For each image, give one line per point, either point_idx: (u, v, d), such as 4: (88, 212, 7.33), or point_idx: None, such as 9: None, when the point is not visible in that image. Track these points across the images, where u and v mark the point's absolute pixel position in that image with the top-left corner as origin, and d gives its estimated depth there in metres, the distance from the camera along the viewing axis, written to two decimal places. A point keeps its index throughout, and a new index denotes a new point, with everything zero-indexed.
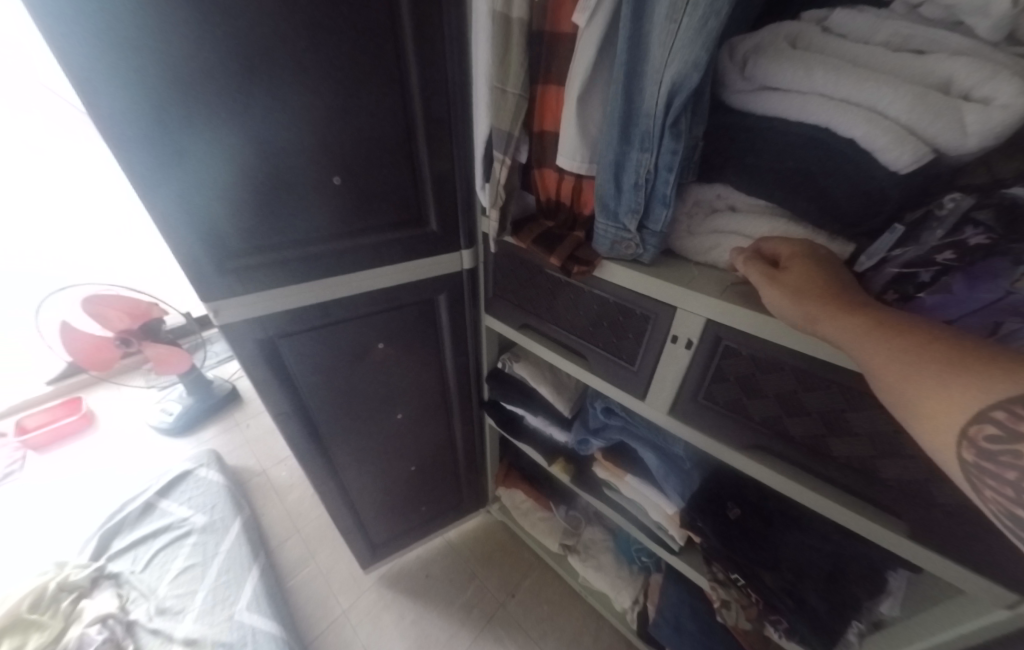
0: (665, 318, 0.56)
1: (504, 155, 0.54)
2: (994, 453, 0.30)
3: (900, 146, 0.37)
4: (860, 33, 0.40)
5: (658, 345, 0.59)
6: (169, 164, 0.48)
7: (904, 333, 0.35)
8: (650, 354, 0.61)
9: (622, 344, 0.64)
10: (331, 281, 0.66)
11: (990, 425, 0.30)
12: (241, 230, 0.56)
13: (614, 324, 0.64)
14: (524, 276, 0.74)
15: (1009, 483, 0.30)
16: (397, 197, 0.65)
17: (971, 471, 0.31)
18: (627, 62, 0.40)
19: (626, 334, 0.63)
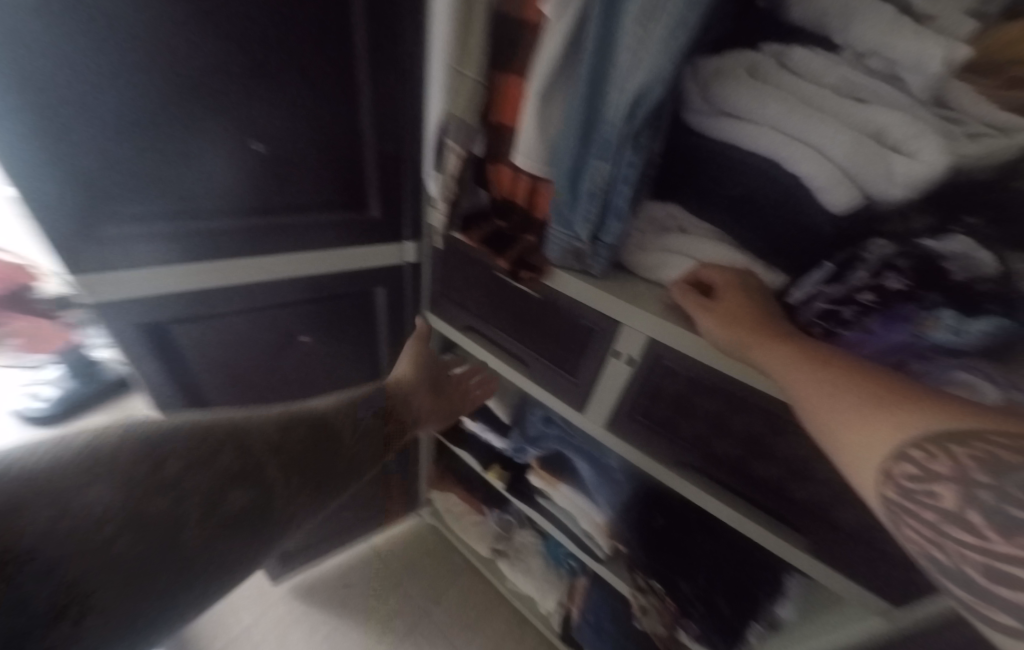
0: (611, 333, 0.55)
1: (458, 145, 0.49)
2: (913, 493, 0.28)
3: (839, 188, 0.38)
4: (812, 74, 0.41)
5: (599, 358, 0.59)
6: (25, 97, 0.37)
7: (823, 362, 0.35)
8: (592, 369, 0.60)
9: (565, 355, 0.63)
10: (247, 263, 0.58)
11: (909, 463, 0.28)
12: (138, 196, 0.46)
13: (558, 334, 0.62)
14: (470, 275, 0.70)
15: (929, 524, 0.27)
16: (333, 177, 0.59)
17: (892, 508, 0.29)
18: (592, 64, 0.38)
19: (570, 346, 0.61)
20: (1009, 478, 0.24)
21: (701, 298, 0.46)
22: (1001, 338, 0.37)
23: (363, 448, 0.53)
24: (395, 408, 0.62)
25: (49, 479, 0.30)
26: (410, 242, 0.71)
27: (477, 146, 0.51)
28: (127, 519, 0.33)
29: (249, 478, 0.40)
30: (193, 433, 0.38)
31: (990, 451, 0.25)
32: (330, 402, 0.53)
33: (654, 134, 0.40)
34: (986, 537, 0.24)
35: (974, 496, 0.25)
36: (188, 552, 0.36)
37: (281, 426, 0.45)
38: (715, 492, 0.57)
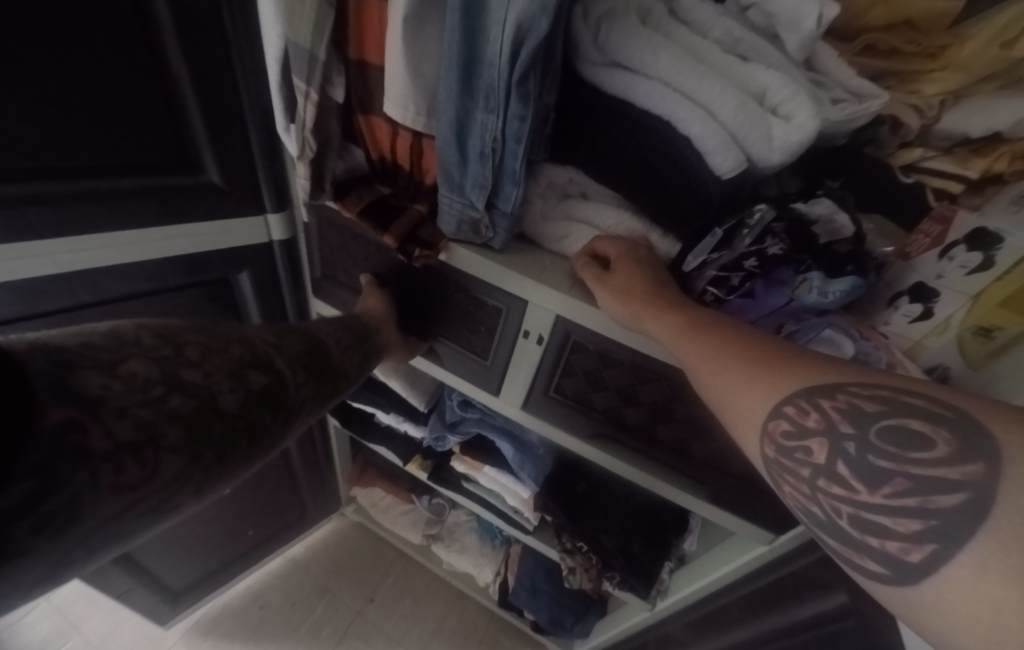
0: (516, 312, 0.51)
1: (308, 87, 0.39)
2: (791, 450, 0.28)
3: (725, 150, 0.38)
4: (700, 25, 0.39)
5: (510, 337, 0.54)
6: None
7: (711, 330, 0.35)
8: (502, 349, 0.56)
9: (474, 338, 0.59)
10: (11, 253, 0.39)
11: (785, 420, 0.28)
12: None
13: (464, 314, 0.57)
14: (358, 252, 0.61)
15: (805, 480, 0.27)
16: (144, 130, 0.43)
17: (772, 464, 0.29)
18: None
19: (478, 328, 0.57)
20: (872, 428, 0.25)
21: (601, 271, 0.44)
22: (854, 295, 0.40)
23: (357, 365, 0.50)
24: (367, 338, 0.53)
25: (85, 343, 0.26)
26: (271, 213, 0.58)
27: (339, 94, 0.43)
28: (168, 382, 0.29)
29: (273, 371, 0.37)
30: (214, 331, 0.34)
31: (853, 403, 0.26)
32: (316, 322, 0.48)
33: (543, 83, 0.35)
34: (854, 490, 0.24)
35: (840, 449, 0.26)
36: (233, 423, 0.32)
37: (281, 334, 0.41)
38: (628, 457, 0.59)
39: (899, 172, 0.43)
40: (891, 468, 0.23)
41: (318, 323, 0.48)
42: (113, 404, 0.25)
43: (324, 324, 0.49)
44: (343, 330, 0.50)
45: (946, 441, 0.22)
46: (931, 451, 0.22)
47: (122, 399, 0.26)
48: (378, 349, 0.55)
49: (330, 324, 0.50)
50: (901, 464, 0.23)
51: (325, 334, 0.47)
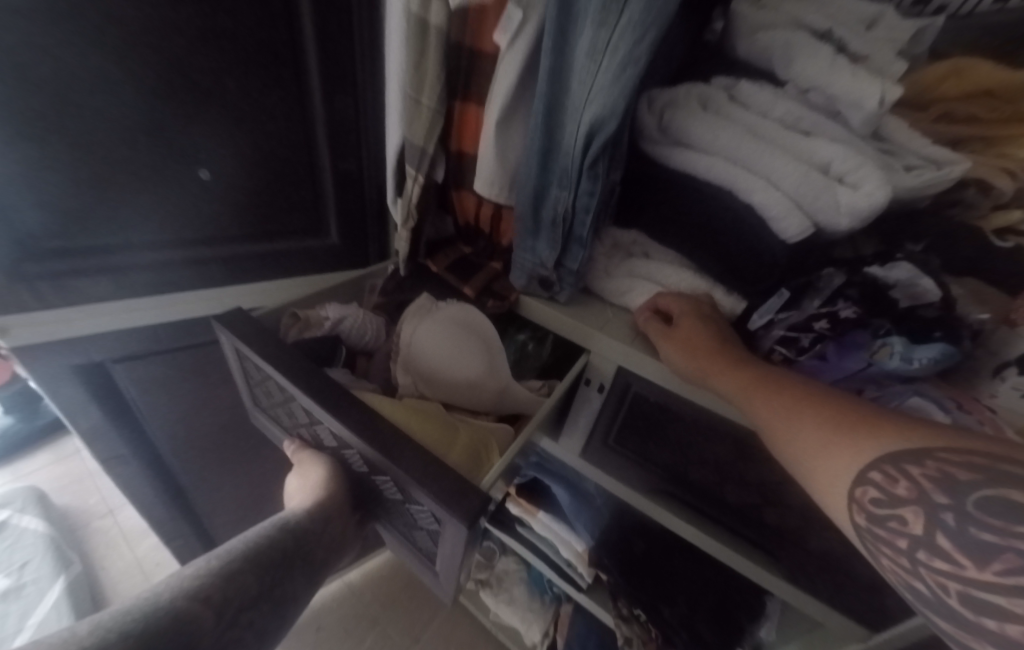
0: (456, 533, 0.36)
1: (417, 172, 0.48)
2: (883, 520, 0.27)
3: (790, 218, 0.40)
4: (760, 106, 0.42)
5: (455, 553, 0.40)
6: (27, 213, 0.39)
7: (777, 388, 0.35)
8: (448, 560, 0.42)
9: (417, 530, 0.46)
10: (186, 297, 0.53)
11: (872, 488, 0.28)
12: (119, 223, 0.44)
13: (400, 504, 0.44)
14: (276, 398, 0.49)
15: (903, 552, 0.27)
16: (294, 205, 0.56)
17: (866, 536, 0.29)
18: (548, 91, 0.38)
19: (423, 526, 0.43)
20: (967, 493, 0.24)
21: (665, 329, 0.45)
22: (946, 363, 0.37)
23: (276, 614, 0.39)
24: (293, 557, 0.43)
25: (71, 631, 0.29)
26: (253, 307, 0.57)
27: (439, 174, 0.51)
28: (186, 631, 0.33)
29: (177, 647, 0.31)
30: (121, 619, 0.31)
31: (944, 471, 0.25)
32: (228, 564, 0.39)
33: (611, 163, 0.40)
34: (963, 564, 0.23)
35: (938, 519, 0.25)
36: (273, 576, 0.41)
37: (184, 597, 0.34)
38: (691, 517, 0.57)
39: (993, 237, 0.41)
40: (997, 542, 0.22)
41: (217, 584, 0.36)
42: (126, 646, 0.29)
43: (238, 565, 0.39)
44: (244, 576, 0.38)
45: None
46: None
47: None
48: (291, 589, 0.42)
49: (238, 572, 0.38)
50: (1007, 537, 0.22)
51: (226, 604, 0.36)
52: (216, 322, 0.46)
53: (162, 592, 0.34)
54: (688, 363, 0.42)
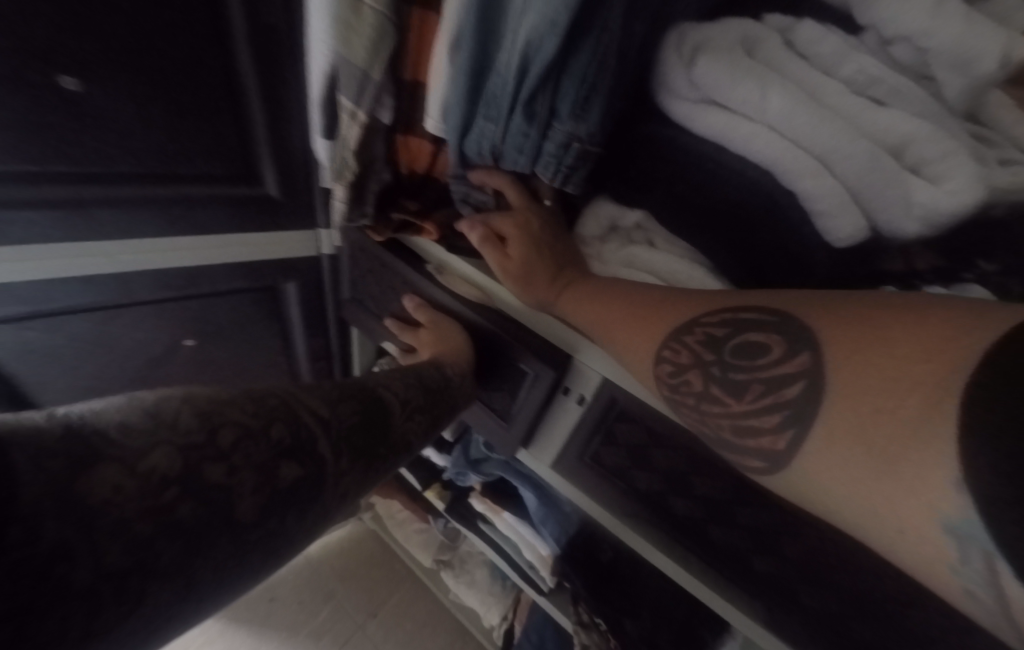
0: (548, 377, 0.45)
1: (356, 108, 0.38)
2: (677, 387, 0.30)
3: (842, 214, 0.30)
4: (824, 60, 0.32)
5: (538, 398, 0.48)
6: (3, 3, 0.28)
7: (603, 291, 0.37)
8: (524, 412, 0.50)
9: (494, 394, 0.54)
10: (72, 250, 0.42)
11: None
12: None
13: (487, 370, 0.53)
14: (387, 285, 0.58)
15: None
16: (214, 142, 0.44)
17: None
18: (482, 1, 0.31)
19: (503, 386, 0.52)
20: (728, 351, 0.28)
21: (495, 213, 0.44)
22: None
23: (393, 455, 0.34)
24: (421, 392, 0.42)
25: (169, 407, 0.21)
26: (271, 187, 0.50)
27: (387, 116, 0.40)
28: (284, 450, 0.24)
29: (292, 444, 0.24)
30: (183, 409, 0.21)
31: (707, 333, 0.29)
32: (325, 391, 0.31)
33: (563, 103, 0.34)
34: (727, 401, 0.28)
35: (709, 374, 0.29)
36: (365, 434, 0.31)
37: (251, 401, 0.24)
38: (666, 546, 0.50)
39: None
40: None
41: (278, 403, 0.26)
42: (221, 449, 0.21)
43: (330, 389, 0.31)
44: (348, 405, 0.31)
45: (778, 343, 0.26)
46: (769, 355, 0.26)
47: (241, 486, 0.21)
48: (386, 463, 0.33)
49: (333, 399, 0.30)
50: (752, 373, 0.27)
51: (298, 446, 0.25)
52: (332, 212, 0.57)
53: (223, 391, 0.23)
54: (527, 255, 0.41)
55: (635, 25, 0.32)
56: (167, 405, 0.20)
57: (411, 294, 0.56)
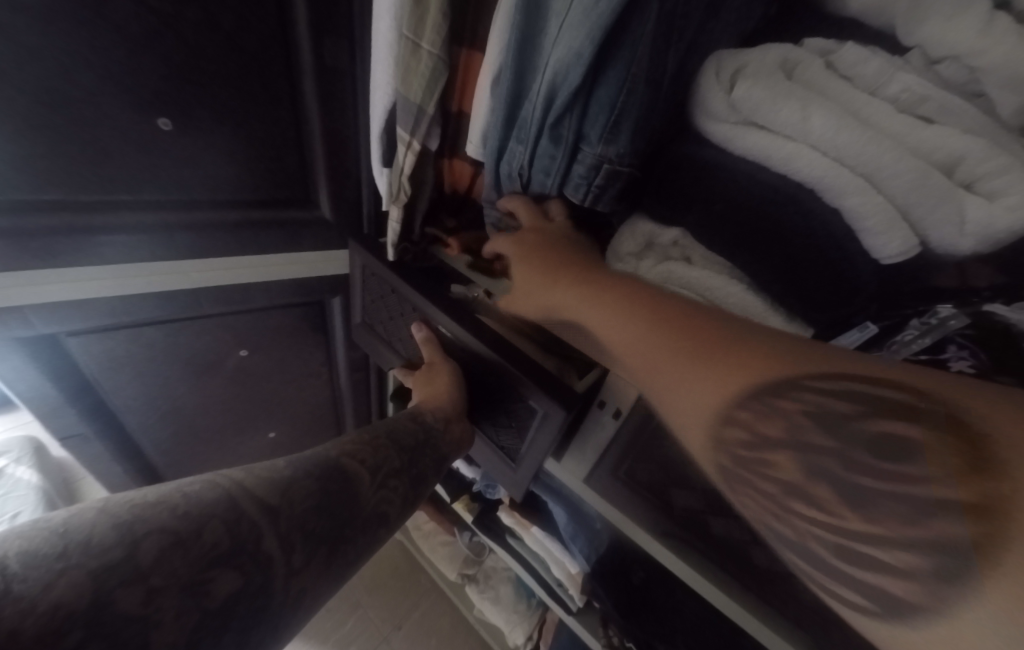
0: (554, 421, 0.43)
1: (409, 138, 0.40)
2: (749, 459, 0.25)
3: (891, 230, 0.30)
4: (867, 80, 0.32)
5: (544, 444, 0.47)
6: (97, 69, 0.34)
7: (642, 311, 0.32)
8: (532, 451, 0.50)
9: (505, 427, 0.54)
10: (150, 269, 0.46)
11: None
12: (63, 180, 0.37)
13: (496, 401, 0.52)
14: (394, 312, 0.57)
15: None
16: (276, 171, 0.48)
17: None
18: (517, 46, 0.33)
19: (514, 420, 0.51)
20: (821, 416, 0.23)
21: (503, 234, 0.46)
22: None
23: (366, 529, 0.35)
24: (399, 463, 0.43)
25: (112, 524, 0.24)
26: (325, 210, 0.54)
27: (436, 143, 0.42)
28: (219, 557, 0.26)
29: (230, 547, 0.27)
30: (100, 526, 0.24)
31: (804, 393, 0.24)
32: (285, 478, 0.32)
33: (590, 128, 0.35)
34: (780, 473, 0.24)
35: (803, 449, 0.24)
36: (326, 521, 0.32)
37: (183, 511, 0.26)
38: (704, 568, 0.48)
39: None
40: None
41: (225, 495, 0.29)
42: (157, 574, 0.24)
43: (283, 472, 0.33)
44: (303, 489, 0.32)
45: (873, 413, 0.23)
46: (853, 419, 0.23)
47: (165, 602, 0.23)
48: (362, 546, 0.34)
49: (297, 484, 0.32)
50: (843, 445, 0.23)
51: (241, 547, 0.27)
52: (353, 242, 0.55)
53: (152, 500, 0.27)
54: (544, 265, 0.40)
55: (669, 53, 0.33)
56: (76, 527, 0.24)
57: (419, 321, 0.54)
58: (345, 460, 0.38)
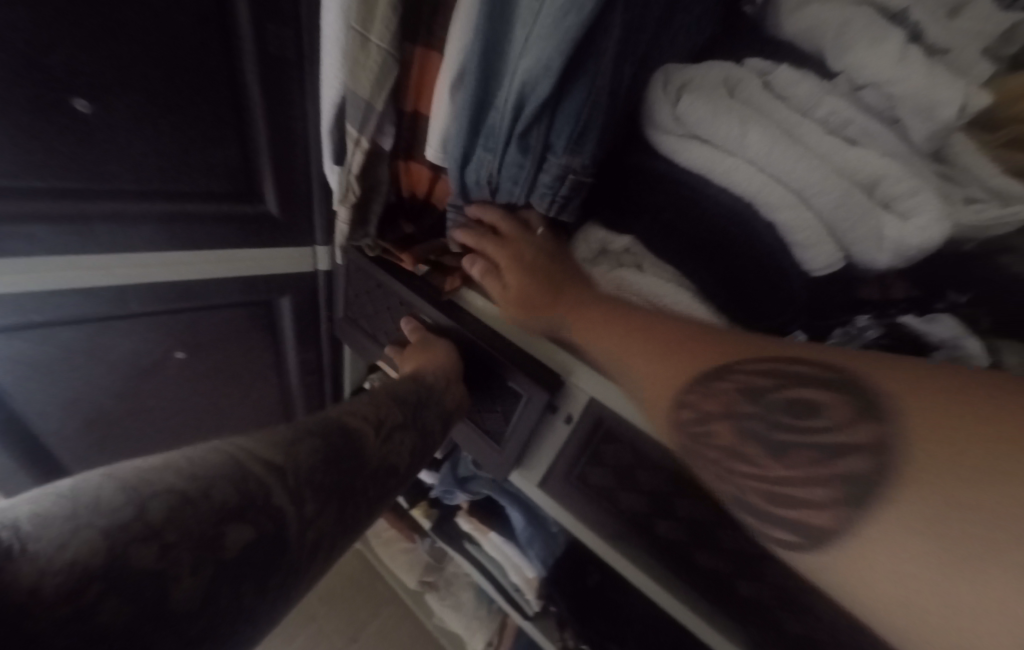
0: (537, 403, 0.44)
1: (359, 135, 0.39)
2: (700, 437, 0.26)
3: (818, 245, 0.32)
4: (800, 102, 0.34)
5: (528, 424, 0.47)
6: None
7: (620, 324, 0.35)
8: (516, 435, 0.50)
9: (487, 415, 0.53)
10: (67, 263, 0.43)
11: None
12: None
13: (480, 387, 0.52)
14: (381, 306, 0.56)
15: None
16: (216, 162, 0.45)
17: None
18: (483, 50, 0.32)
19: (496, 406, 0.51)
20: (770, 407, 0.23)
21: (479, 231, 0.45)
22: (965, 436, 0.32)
23: (373, 489, 0.32)
24: (403, 424, 0.40)
25: (107, 484, 0.19)
26: (271, 205, 0.51)
27: (388, 142, 0.41)
28: (236, 511, 0.22)
29: (245, 503, 0.22)
30: (103, 487, 0.19)
31: (746, 381, 0.25)
32: (286, 434, 0.29)
33: (556, 138, 0.36)
34: (763, 468, 0.23)
35: (742, 427, 0.24)
36: (333, 479, 0.28)
37: (187, 466, 0.22)
38: (654, 571, 0.49)
39: None
40: None
41: (231, 453, 0.24)
42: (172, 530, 0.19)
43: (284, 431, 0.29)
44: (311, 444, 0.29)
45: (830, 403, 0.21)
46: (813, 418, 0.22)
47: (186, 560, 0.19)
48: (368, 505, 0.31)
49: (303, 440, 0.29)
50: (800, 436, 0.22)
51: (261, 497, 0.23)
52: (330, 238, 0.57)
53: (153, 463, 0.22)
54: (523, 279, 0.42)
55: (624, 68, 0.34)
56: (75, 488, 0.19)
57: (408, 316, 0.53)
58: (348, 422, 0.34)
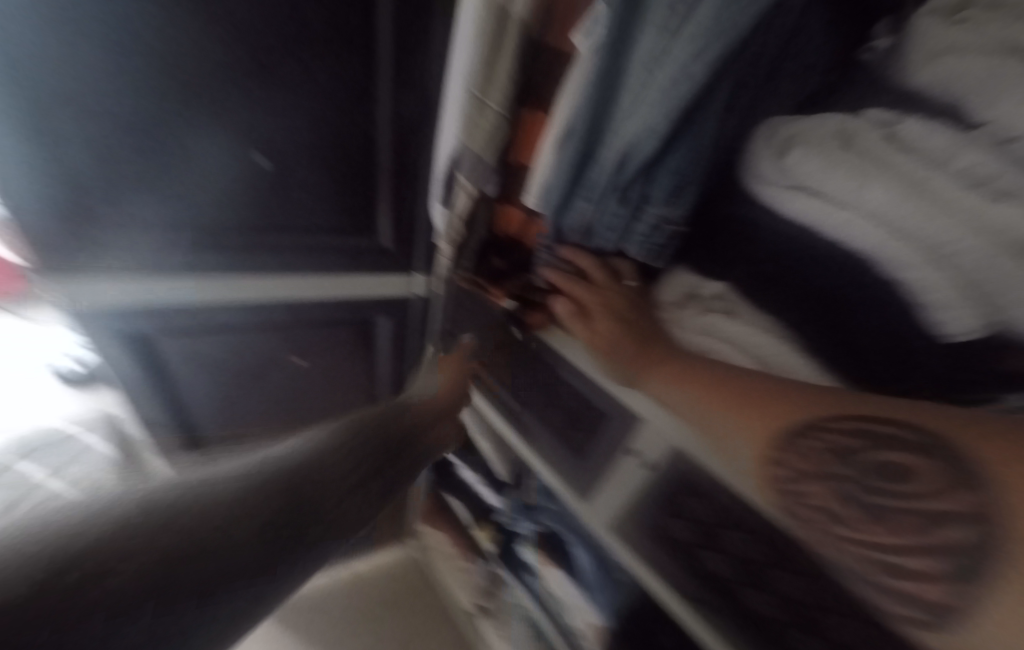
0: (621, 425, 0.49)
1: (470, 182, 0.45)
2: (799, 499, 0.28)
3: (959, 308, 0.27)
4: (933, 148, 0.28)
5: (610, 449, 0.52)
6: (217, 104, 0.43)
7: (715, 390, 0.35)
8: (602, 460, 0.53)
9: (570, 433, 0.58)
10: (233, 278, 0.55)
11: None
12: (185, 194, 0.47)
13: (569, 408, 0.57)
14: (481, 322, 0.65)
15: None
16: (349, 202, 0.54)
17: None
18: (590, 113, 0.35)
19: (580, 427, 0.56)
20: (858, 463, 0.25)
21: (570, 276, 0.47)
22: None
23: (355, 502, 0.42)
24: (380, 456, 0.50)
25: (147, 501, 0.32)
26: (387, 239, 0.59)
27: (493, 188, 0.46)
28: (220, 513, 0.33)
29: (232, 515, 0.33)
30: (136, 502, 0.31)
31: (840, 443, 0.26)
32: (251, 472, 0.39)
33: (656, 191, 0.37)
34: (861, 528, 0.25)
35: (848, 494, 0.26)
36: (308, 495, 0.39)
37: (182, 493, 0.33)
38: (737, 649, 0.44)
39: None
40: None
41: (211, 488, 0.35)
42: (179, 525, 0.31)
43: (251, 470, 0.39)
44: (278, 481, 0.38)
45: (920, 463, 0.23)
46: (915, 482, 0.23)
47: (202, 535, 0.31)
48: (350, 514, 0.41)
49: (268, 469, 0.39)
50: (902, 501, 0.23)
51: (242, 504, 0.35)
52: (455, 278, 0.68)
53: (184, 487, 0.34)
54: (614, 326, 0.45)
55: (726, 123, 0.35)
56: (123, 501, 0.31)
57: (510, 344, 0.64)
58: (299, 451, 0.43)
